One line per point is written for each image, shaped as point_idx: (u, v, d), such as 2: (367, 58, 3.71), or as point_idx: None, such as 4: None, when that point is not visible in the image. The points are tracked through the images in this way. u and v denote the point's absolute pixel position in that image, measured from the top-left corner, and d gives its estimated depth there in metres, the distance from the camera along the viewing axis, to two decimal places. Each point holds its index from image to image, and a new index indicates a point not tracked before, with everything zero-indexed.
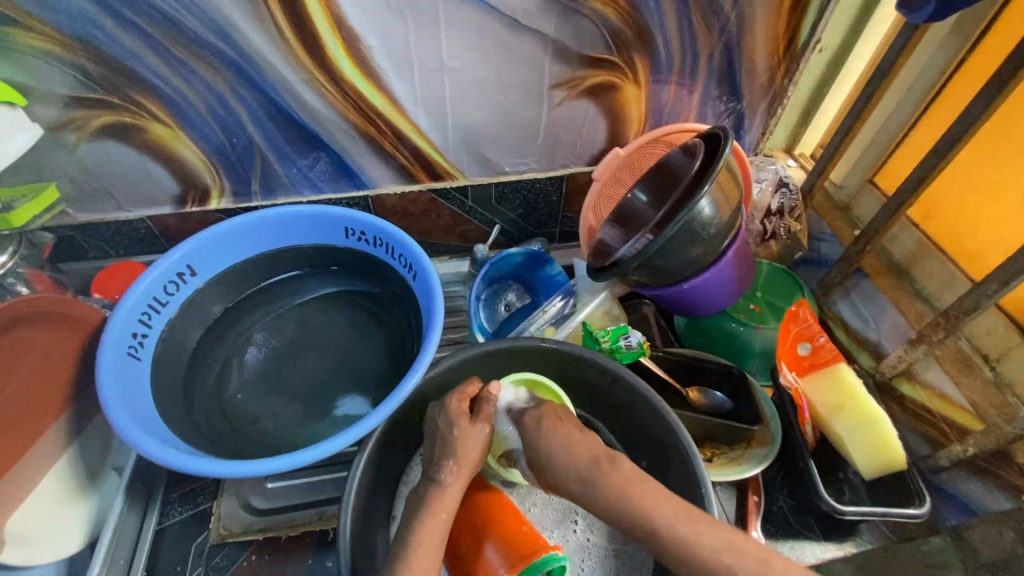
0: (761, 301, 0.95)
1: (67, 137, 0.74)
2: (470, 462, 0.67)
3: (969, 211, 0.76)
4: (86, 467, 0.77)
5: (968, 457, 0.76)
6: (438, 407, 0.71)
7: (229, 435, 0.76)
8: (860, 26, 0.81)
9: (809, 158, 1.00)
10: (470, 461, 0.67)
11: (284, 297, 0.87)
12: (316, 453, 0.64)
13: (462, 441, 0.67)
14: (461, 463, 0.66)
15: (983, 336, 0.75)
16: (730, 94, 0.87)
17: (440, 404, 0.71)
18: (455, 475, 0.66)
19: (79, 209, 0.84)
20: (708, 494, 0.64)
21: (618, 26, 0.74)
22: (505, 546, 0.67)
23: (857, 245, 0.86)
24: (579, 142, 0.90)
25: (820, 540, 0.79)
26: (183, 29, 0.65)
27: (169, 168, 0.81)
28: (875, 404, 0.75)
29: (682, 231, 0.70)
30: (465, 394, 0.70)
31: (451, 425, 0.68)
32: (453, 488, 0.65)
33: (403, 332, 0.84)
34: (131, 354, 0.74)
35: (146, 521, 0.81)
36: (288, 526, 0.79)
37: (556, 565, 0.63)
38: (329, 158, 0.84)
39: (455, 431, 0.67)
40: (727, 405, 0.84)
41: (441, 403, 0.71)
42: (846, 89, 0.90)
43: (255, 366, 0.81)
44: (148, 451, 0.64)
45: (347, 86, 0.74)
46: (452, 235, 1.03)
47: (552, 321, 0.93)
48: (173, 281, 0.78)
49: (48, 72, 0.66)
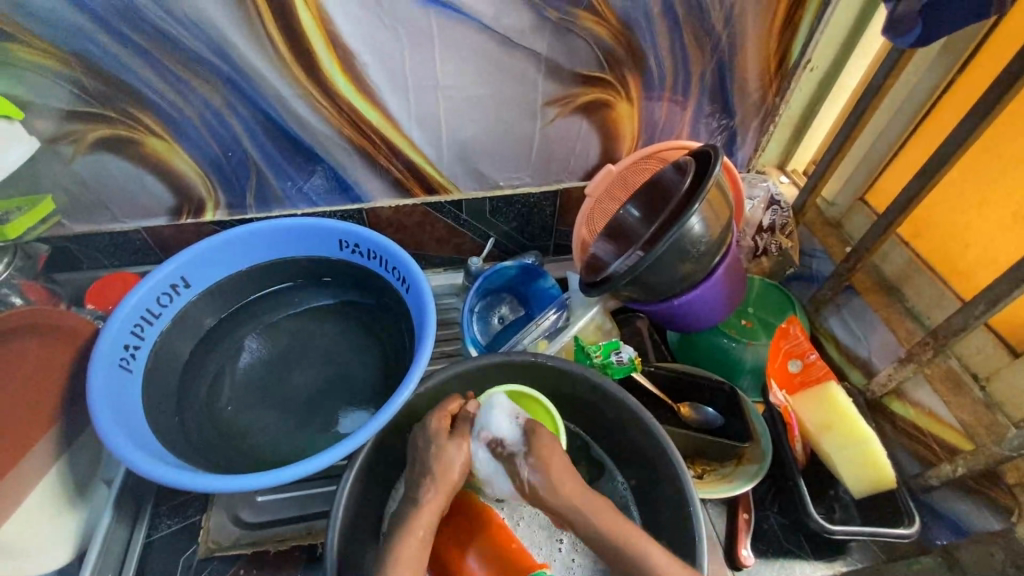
0: (752, 317, 0.96)
1: (64, 150, 0.74)
2: (455, 483, 0.68)
3: (960, 230, 0.76)
4: (76, 479, 0.77)
5: (957, 477, 0.75)
6: (421, 426, 0.70)
7: (220, 447, 0.76)
8: (850, 45, 0.81)
9: (801, 174, 1.01)
10: (448, 481, 0.66)
11: (278, 309, 0.87)
12: (301, 469, 0.64)
13: (439, 458, 0.67)
14: (437, 482, 0.66)
15: (974, 355, 0.76)
16: (723, 111, 0.88)
17: (421, 423, 0.71)
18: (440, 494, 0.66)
19: (74, 220, 0.84)
20: (696, 513, 0.64)
21: (610, 44, 0.75)
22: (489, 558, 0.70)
23: (848, 262, 0.86)
24: (572, 158, 0.91)
25: (811, 559, 0.79)
26: (180, 45, 0.66)
27: (165, 180, 0.81)
28: (864, 423, 0.75)
29: (672, 248, 0.71)
30: (446, 412, 0.70)
31: (428, 444, 0.68)
32: (429, 508, 0.65)
33: (395, 345, 0.84)
34: (122, 365, 0.74)
35: (135, 533, 0.81)
36: (276, 540, 0.79)
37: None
38: (324, 172, 0.85)
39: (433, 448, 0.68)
40: (718, 421, 0.84)
41: (423, 423, 0.70)
42: (837, 107, 0.91)
43: (247, 378, 0.82)
44: (137, 465, 0.64)
45: (342, 102, 0.75)
46: (446, 248, 1.04)
47: (546, 334, 0.93)
48: (166, 293, 0.79)
49: (45, 86, 0.67)
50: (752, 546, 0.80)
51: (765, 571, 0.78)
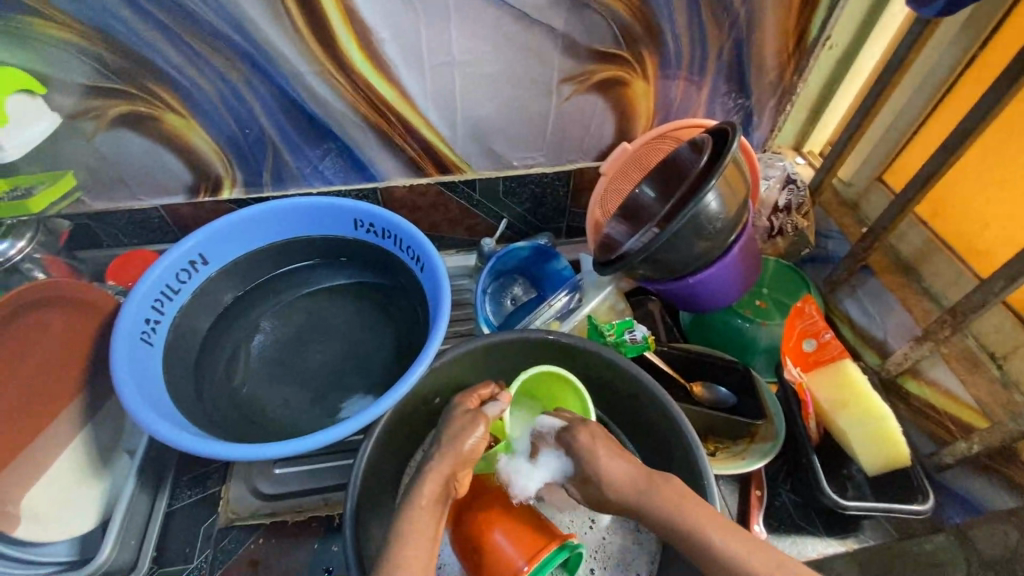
0: (767, 297, 0.95)
1: (85, 126, 0.75)
2: (468, 461, 0.67)
3: (980, 207, 0.76)
4: (97, 449, 0.78)
5: (973, 455, 0.74)
6: (452, 410, 0.71)
7: (239, 420, 0.77)
8: (870, 23, 0.81)
9: (817, 155, 1.01)
10: (460, 455, 0.66)
11: (293, 287, 0.88)
12: (315, 440, 0.65)
13: (457, 423, 0.69)
14: (447, 450, 0.66)
15: (991, 335, 0.75)
16: (740, 90, 0.88)
17: (449, 405, 0.72)
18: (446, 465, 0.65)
19: (94, 197, 0.85)
20: (710, 489, 0.65)
21: (627, 20, 0.74)
22: (514, 532, 0.66)
23: (865, 242, 0.86)
24: (587, 137, 0.91)
25: (824, 536, 0.79)
26: (199, 20, 0.66)
27: (183, 157, 0.82)
28: (878, 400, 0.75)
29: (688, 225, 0.71)
30: (477, 395, 0.73)
31: (456, 408, 0.71)
32: (436, 474, 0.65)
33: (411, 323, 0.84)
34: (143, 339, 0.75)
35: (157, 503, 0.81)
36: (295, 511, 0.81)
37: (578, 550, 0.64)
38: (341, 151, 0.86)
39: (454, 416, 0.70)
40: (731, 400, 0.83)
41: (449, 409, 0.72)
42: (856, 85, 0.90)
43: (263, 354, 0.83)
44: (162, 434, 0.65)
45: (359, 79, 0.75)
46: (459, 228, 1.04)
47: (558, 315, 0.93)
48: (186, 269, 0.80)
49: (67, 61, 0.68)
50: (764, 522, 0.81)
51: (777, 547, 0.79)
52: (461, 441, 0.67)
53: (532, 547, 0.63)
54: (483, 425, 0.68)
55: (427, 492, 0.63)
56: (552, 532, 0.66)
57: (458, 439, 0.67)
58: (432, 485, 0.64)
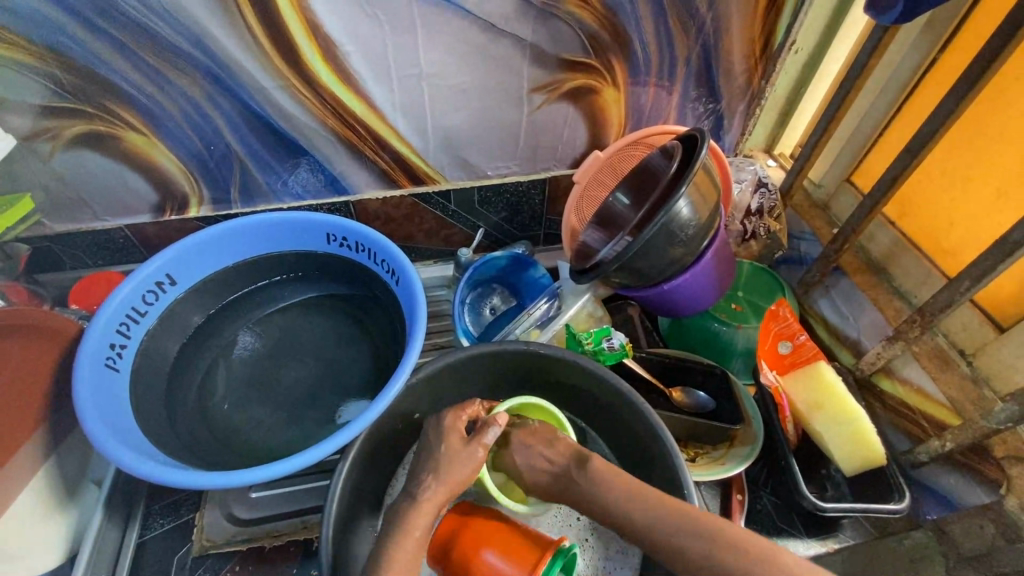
0: (742, 300, 0.96)
1: (41, 147, 0.73)
2: (456, 489, 0.65)
3: (945, 209, 0.77)
4: (65, 482, 0.76)
5: (946, 452, 0.76)
6: (434, 419, 0.71)
7: (210, 443, 0.75)
8: (834, 26, 0.81)
9: (788, 157, 1.02)
10: (453, 487, 0.64)
11: (265, 304, 0.86)
12: (287, 466, 0.63)
13: (449, 457, 0.66)
14: (440, 479, 0.64)
15: (960, 333, 0.77)
16: (709, 95, 0.88)
17: (437, 419, 0.70)
18: (433, 490, 0.64)
19: (56, 219, 0.83)
20: (690, 496, 0.64)
21: (594, 28, 0.74)
22: (505, 553, 0.65)
23: (835, 244, 0.86)
24: (560, 145, 0.90)
25: (804, 538, 0.80)
26: (156, 36, 0.65)
27: (146, 176, 0.80)
28: (854, 402, 0.75)
29: (661, 233, 0.71)
30: (463, 413, 0.70)
31: (441, 439, 0.67)
32: (428, 503, 0.63)
33: (386, 336, 0.83)
34: (108, 365, 0.73)
35: (128, 533, 0.80)
36: (272, 535, 0.79)
37: (572, 550, 0.65)
38: (310, 165, 0.84)
39: (444, 448, 0.67)
40: (710, 404, 0.84)
41: (441, 418, 0.70)
42: (822, 89, 0.91)
43: (236, 374, 0.81)
44: (126, 464, 0.63)
45: (325, 92, 0.74)
46: (435, 239, 1.03)
47: (537, 324, 0.92)
48: (152, 290, 0.77)
49: (20, 83, 0.66)
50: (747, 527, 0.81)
51: None
52: (455, 465, 0.65)
53: (526, 562, 0.63)
54: (481, 450, 0.67)
55: (420, 523, 0.62)
56: (544, 540, 0.66)
57: (445, 470, 0.65)
58: (421, 516, 0.62)
